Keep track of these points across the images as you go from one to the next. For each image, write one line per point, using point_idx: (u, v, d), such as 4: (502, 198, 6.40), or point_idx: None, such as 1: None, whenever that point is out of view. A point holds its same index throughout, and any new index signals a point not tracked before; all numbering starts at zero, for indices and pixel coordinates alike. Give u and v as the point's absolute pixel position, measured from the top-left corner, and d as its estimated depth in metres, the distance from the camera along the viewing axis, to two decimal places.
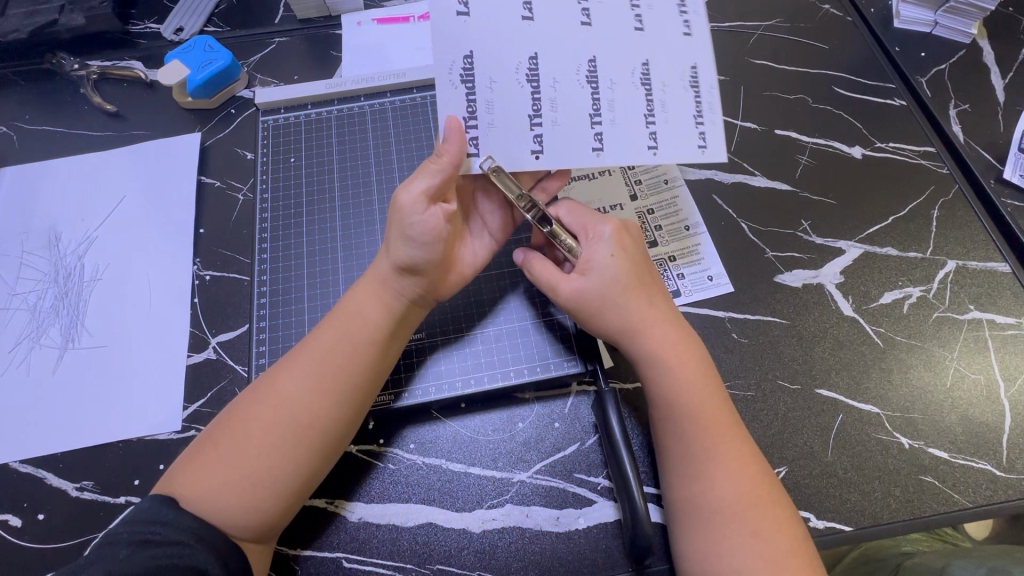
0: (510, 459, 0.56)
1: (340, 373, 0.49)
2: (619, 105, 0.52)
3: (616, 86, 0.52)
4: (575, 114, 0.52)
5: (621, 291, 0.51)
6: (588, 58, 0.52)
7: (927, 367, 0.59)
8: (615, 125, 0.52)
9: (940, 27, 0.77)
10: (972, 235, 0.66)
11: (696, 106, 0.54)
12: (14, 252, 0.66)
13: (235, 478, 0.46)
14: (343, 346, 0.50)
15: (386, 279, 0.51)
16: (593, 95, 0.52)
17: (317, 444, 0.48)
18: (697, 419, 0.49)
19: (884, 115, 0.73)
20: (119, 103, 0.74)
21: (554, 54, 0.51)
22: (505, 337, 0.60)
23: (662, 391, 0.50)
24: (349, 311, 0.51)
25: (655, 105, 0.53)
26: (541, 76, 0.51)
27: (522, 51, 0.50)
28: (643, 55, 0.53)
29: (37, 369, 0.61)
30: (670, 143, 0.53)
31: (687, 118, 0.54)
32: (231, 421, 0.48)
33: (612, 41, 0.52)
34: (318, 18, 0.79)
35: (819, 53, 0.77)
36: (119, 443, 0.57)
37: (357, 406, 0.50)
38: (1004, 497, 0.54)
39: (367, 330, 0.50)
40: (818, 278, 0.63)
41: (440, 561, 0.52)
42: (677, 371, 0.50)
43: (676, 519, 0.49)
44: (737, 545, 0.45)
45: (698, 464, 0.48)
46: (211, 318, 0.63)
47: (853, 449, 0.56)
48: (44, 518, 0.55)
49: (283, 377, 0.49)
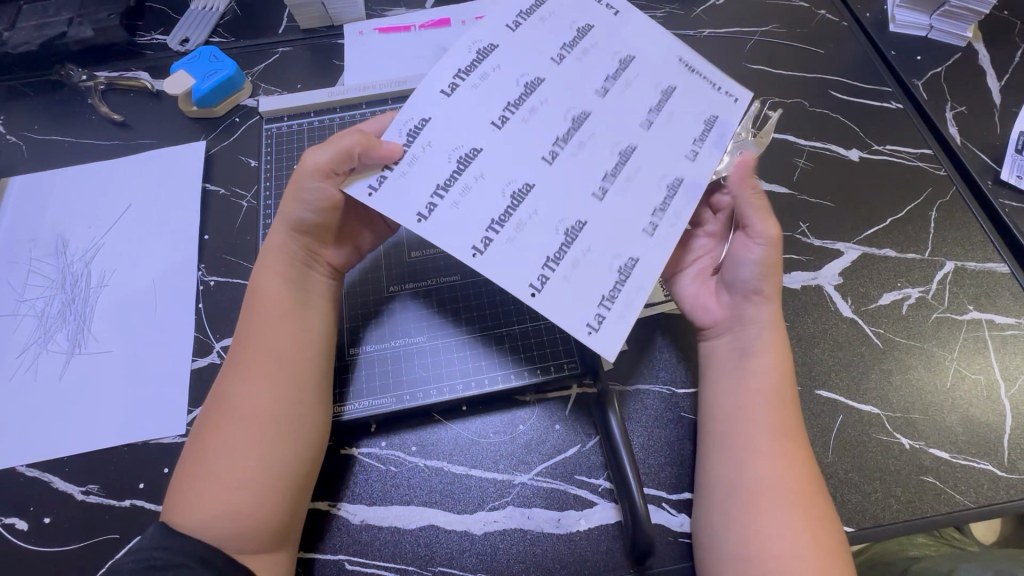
0: (510, 461, 0.56)
1: (260, 353, 0.51)
2: (527, 230, 0.47)
3: (536, 216, 0.48)
4: (473, 216, 0.47)
5: (773, 257, 0.53)
6: (535, 177, 0.49)
7: (928, 369, 0.59)
8: (513, 240, 0.47)
9: (935, 30, 0.77)
10: (970, 236, 0.66)
11: (666, 212, 0.50)
12: (22, 258, 0.67)
13: (210, 488, 0.46)
14: (254, 328, 0.52)
15: (284, 259, 0.55)
16: (507, 209, 0.47)
17: (266, 425, 0.49)
18: (779, 403, 0.50)
19: (881, 118, 0.73)
20: (126, 113, 0.76)
21: (503, 158, 0.49)
22: (504, 339, 0.60)
23: (754, 370, 0.52)
24: (258, 299, 0.53)
25: (565, 262, 0.47)
26: (471, 165, 0.48)
27: (475, 137, 0.49)
28: (656, 159, 0.51)
29: (44, 373, 0.62)
30: (570, 303, 0.46)
31: (668, 217, 0.50)
32: (194, 442, 0.50)
33: (633, 138, 0.52)
34: (321, 27, 0.81)
35: (815, 57, 0.78)
36: (123, 447, 0.58)
37: (289, 376, 0.51)
38: (1005, 497, 0.54)
39: (270, 305, 0.53)
40: (817, 280, 0.64)
41: (441, 563, 0.52)
42: (769, 345, 0.52)
43: (737, 499, 0.48)
44: (801, 530, 0.45)
45: (777, 446, 0.49)
46: (215, 323, 0.64)
47: (852, 450, 0.56)
48: (49, 521, 0.55)
49: (224, 384, 0.51)
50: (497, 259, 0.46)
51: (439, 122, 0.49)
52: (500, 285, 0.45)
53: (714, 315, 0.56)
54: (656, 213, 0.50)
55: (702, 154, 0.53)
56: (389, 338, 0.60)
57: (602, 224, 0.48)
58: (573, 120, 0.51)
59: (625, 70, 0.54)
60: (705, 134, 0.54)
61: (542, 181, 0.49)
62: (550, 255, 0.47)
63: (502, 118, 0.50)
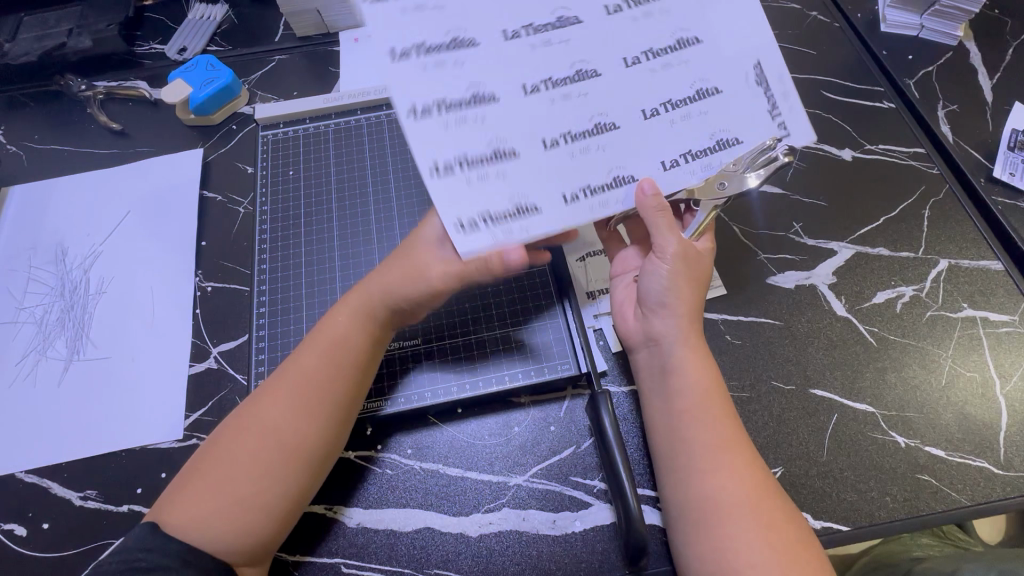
0: (506, 462, 0.56)
1: (324, 396, 0.50)
2: (465, 130, 0.44)
3: (483, 123, 0.44)
4: (433, 88, 0.43)
5: (683, 274, 0.51)
6: (502, 93, 0.44)
7: (923, 367, 0.59)
8: (449, 127, 0.43)
9: (926, 30, 0.78)
10: (963, 233, 0.66)
11: (600, 188, 0.45)
12: (22, 266, 0.68)
13: (226, 507, 0.46)
14: (324, 368, 0.51)
15: (365, 306, 0.53)
16: (466, 103, 0.44)
17: (305, 464, 0.49)
18: (710, 417, 0.49)
19: (874, 117, 0.74)
20: (124, 122, 0.77)
21: (490, 69, 0.44)
22: (501, 341, 0.60)
23: (678, 388, 0.50)
24: (330, 335, 0.52)
25: (475, 168, 0.44)
26: (457, 51, 0.44)
27: (482, 31, 0.44)
28: (646, 131, 0.46)
29: (43, 380, 0.62)
30: (455, 201, 0.43)
31: (597, 198, 0.45)
32: (217, 449, 0.49)
33: (619, 105, 0.46)
34: (317, 35, 0.82)
35: (807, 58, 0.78)
36: (121, 452, 0.58)
37: (341, 424, 0.51)
38: (1002, 495, 0.54)
39: (347, 352, 0.52)
40: (810, 279, 0.64)
41: (437, 565, 0.52)
42: (687, 362, 0.51)
43: (686, 524, 0.47)
44: (753, 541, 0.44)
45: (711, 459, 0.48)
46: (213, 329, 0.64)
47: (848, 448, 0.56)
48: (47, 527, 0.56)
49: (271, 411, 0.49)
50: (421, 132, 0.43)
51: (465, 9, 0.44)
52: (410, 145, 0.42)
53: (630, 329, 0.55)
54: (587, 186, 0.45)
55: (677, 167, 0.46)
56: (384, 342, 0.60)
57: (524, 173, 0.45)
58: (578, 71, 0.46)
59: (675, 51, 0.46)
60: (710, 152, 0.46)
61: (507, 101, 0.44)
62: (470, 151, 0.44)
63: (515, 32, 0.45)
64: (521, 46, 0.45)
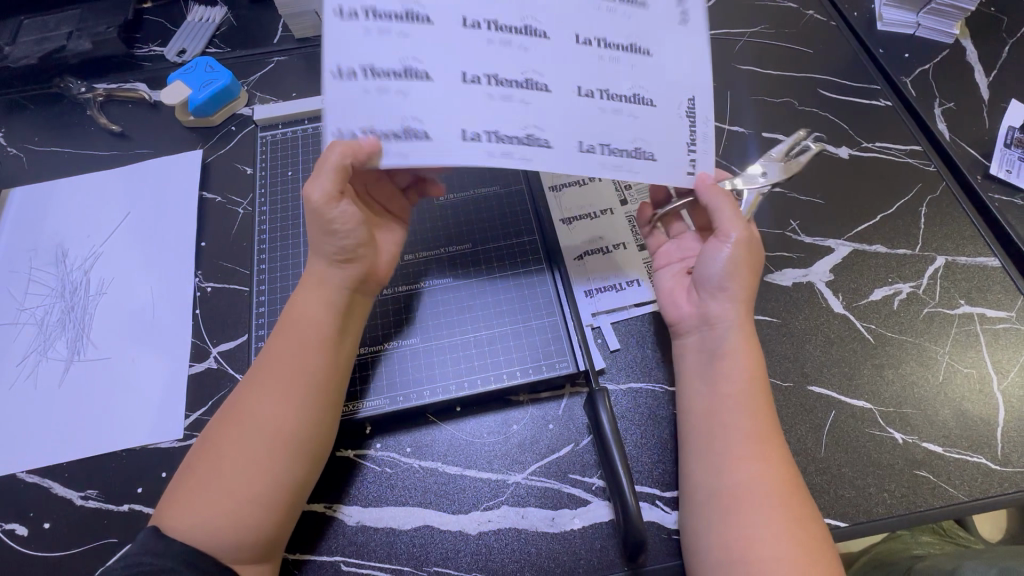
0: (505, 460, 0.56)
1: (297, 377, 0.50)
2: (390, 86, 0.47)
3: (405, 75, 0.47)
4: (370, 45, 0.47)
5: (746, 265, 0.54)
6: (436, 76, 0.48)
7: (920, 364, 0.59)
8: (369, 93, 0.47)
9: (923, 28, 0.78)
10: (960, 230, 0.66)
11: (511, 150, 0.48)
12: (22, 267, 0.68)
13: (217, 499, 0.47)
14: (293, 350, 0.51)
15: (326, 283, 0.53)
16: (399, 62, 0.47)
17: (289, 449, 0.49)
18: (753, 405, 0.50)
19: (870, 115, 0.74)
20: (124, 124, 0.77)
21: (434, 45, 0.48)
22: (498, 339, 0.61)
23: (726, 372, 0.52)
24: (293, 318, 0.52)
25: (386, 96, 0.47)
26: (407, 22, 0.48)
27: (441, 16, 0.48)
28: (569, 120, 0.50)
29: (43, 380, 0.62)
30: (356, 117, 0.47)
31: (498, 146, 0.48)
32: (206, 445, 0.50)
33: (553, 95, 0.50)
34: (315, 36, 0.82)
35: (804, 57, 0.79)
36: (122, 452, 0.59)
37: (320, 406, 0.51)
38: (1000, 490, 0.54)
39: (314, 331, 0.52)
40: (807, 277, 0.64)
41: (436, 563, 0.52)
42: (737, 348, 0.52)
43: (715, 512, 0.47)
44: (778, 530, 0.45)
45: (751, 447, 0.48)
46: (213, 329, 0.65)
47: (846, 444, 0.56)
48: (49, 527, 0.56)
49: (250, 400, 0.50)
50: (343, 96, 0.47)
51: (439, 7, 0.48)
52: (328, 66, 0.46)
53: (682, 313, 0.56)
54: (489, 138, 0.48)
55: (592, 153, 0.50)
56: (384, 341, 0.60)
57: (437, 128, 0.47)
58: (528, 78, 0.49)
59: (627, 52, 0.51)
60: (627, 155, 0.51)
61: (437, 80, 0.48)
62: (378, 126, 0.47)
63: (475, 23, 0.49)
64: (478, 40, 0.49)
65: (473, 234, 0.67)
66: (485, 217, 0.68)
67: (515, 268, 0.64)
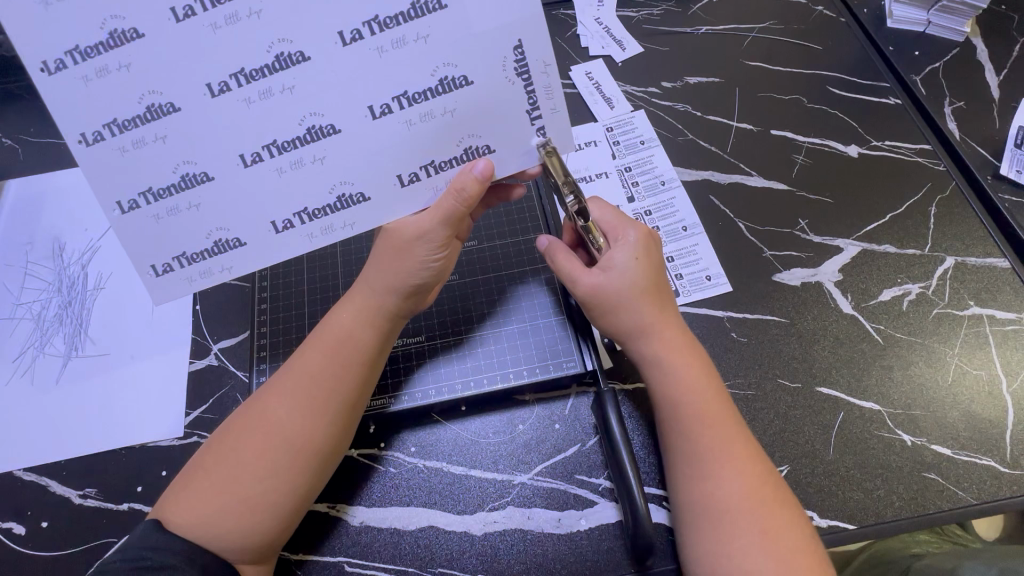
0: (510, 460, 0.56)
1: (331, 395, 0.49)
2: (148, 149, 0.44)
3: (169, 138, 0.44)
4: (122, 104, 0.42)
5: (644, 297, 0.51)
6: (216, 169, 0.45)
7: (929, 365, 0.59)
8: (129, 154, 0.44)
9: (933, 25, 0.77)
10: (970, 231, 0.66)
11: (329, 221, 0.49)
12: (18, 261, 0.67)
13: (232, 503, 0.46)
14: (331, 368, 0.50)
15: (370, 302, 0.51)
16: (158, 124, 0.43)
17: (313, 463, 0.48)
18: (702, 425, 0.48)
19: (879, 114, 0.73)
20: None
21: (192, 104, 0.43)
22: (505, 338, 0.60)
23: (665, 393, 0.50)
24: (333, 333, 0.51)
25: (142, 154, 0.44)
26: (166, 83, 0.42)
27: (181, 96, 0.43)
28: (314, 174, 0.47)
29: (41, 376, 0.61)
30: (117, 176, 0.44)
31: (314, 223, 0.48)
32: (221, 447, 0.48)
33: (360, 167, 0.47)
34: None
35: (813, 53, 0.78)
36: (121, 450, 0.58)
37: (347, 423, 0.50)
38: (1009, 493, 0.54)
39: (355, 352, 0.51)
40: (816, 276, 0.64)
41: (440, 564, 0.52)
42: (679, 371, 0.50)
43: (688, 530, 0.47)
44: (748, 547, 0.44)
45: (700, 466, 0.47)
46: (213, 325, 0.64)
47: (854, 446, 0.56)
48: (46, 525, 0.55)
49: (273, 408, 0.48)
50: (137, 229, 0.46)
51: (142, 67, 0.42)
52: (82, 131, 0.43)
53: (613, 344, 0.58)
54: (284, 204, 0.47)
55: (291, 229, 0.48)
56: None
57: (240, 223, 0.47)
58: (309, 128, 0.45)
59: (439, 97, 0.45)
60: (339, 208, 0.48)
61: (222, 179, 0.46)
62: (190, 250, 0.48)
63: (223, 88, 0.43)
64: (230, 103, 0.43)
65: (477, 231, 0.66)
66: (489, 213, 0.67)
67: (521, 266, 0.64)
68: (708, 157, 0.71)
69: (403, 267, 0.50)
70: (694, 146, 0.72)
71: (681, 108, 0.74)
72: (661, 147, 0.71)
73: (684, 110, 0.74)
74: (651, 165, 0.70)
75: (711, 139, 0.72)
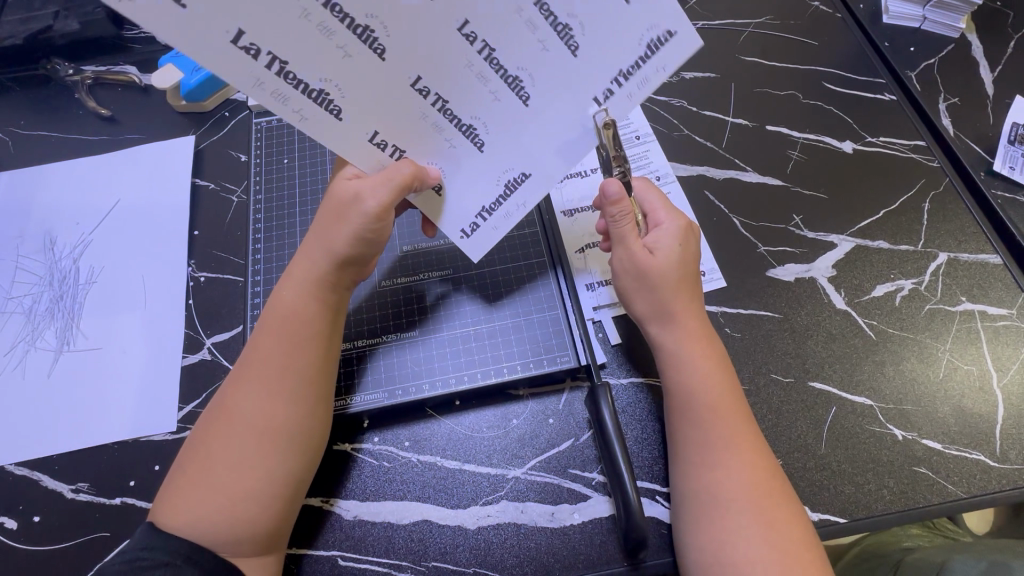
0: (504, 455, 0.56)
1: (287, 373, 0.49)
2: None
3: None
4: None
5: (643, 279, 0.52)
6: None
7: (921, 360, 0.59)
8: None
9: (928, 21, 0.77)
10: (963, 227, 0.66)
11: (287, 94, 0.41)
12: (9, 255, 0.67)
13: (214, 496, 0.46)
14: (281, 345, 0.50)
15: (313, 276, 0.51)
16: None
17: (282, 444, 0.48)
18: (714, 413, 0.49)
19: (875, 110, 0.73)
20: (114, 108, 0.75)
21: None
22: (498, 333, 0.60)
23: (681, 384, 0.51)
24: (279, 313, 0.51)
25: None
26: None
27: None
28: (327, 55, 0.40)
29: (32, 371, 0.61)
30: None
31: (276, 85, 0.41)
32: (196, 445, 0.48)
33: (350, 104, 0.43)
34: None
35: (810, 49, 0.78)
36: (113, 445, 0.58)
37: (312, 399, 0.50)
38: (997, 487, 0.54)
39: (302, 326, 0.50)
40: (810, 272, 0.64)
41: (434, 558, 0.52)
42: (697, 362, 0.51)
43: (688, 519, 0.48)
44: (750, 535, 0.45)
45: (709, 454, 0.48)
46: (206, 320, 0.63)
47: (845, 441, 0.56)
48: (39, 520, 0.55)
49: (233, 396, 0.49)
50: None
51: None
52: None
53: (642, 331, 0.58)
54: (270, 54, 0.39)
55: (251, 58, 0.39)
56: (387, 334, 0.60)
57: (207, 4, 0.36)
58: (364, 31, 0.40)
59: (459, 126, 0.46)
60: (292, 86, 0.41)
61: None
62: None
63: None
64: None
65: None
66: None
67: (515, 260, 0.64)
68: (704, 153, 0.71)
69: (344, 234, 0.50)
70: (690, 142, 0.71)
71: (676, 103, 0.74)
72: (657, 141, 0.71)
73: (680, 106, 0.74)
74: (646, 160, 0.70)
75: (706, 134, 0.72)
